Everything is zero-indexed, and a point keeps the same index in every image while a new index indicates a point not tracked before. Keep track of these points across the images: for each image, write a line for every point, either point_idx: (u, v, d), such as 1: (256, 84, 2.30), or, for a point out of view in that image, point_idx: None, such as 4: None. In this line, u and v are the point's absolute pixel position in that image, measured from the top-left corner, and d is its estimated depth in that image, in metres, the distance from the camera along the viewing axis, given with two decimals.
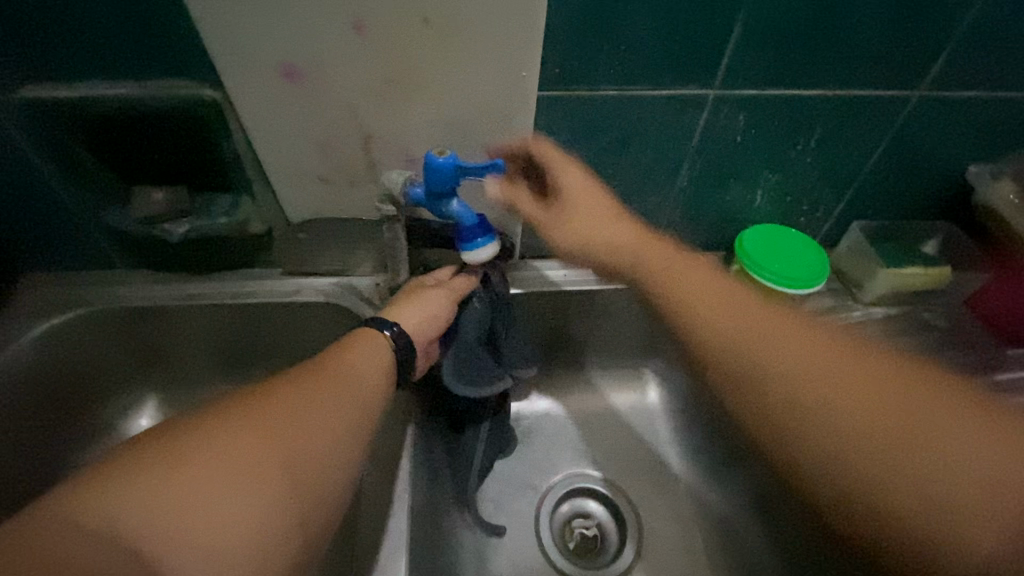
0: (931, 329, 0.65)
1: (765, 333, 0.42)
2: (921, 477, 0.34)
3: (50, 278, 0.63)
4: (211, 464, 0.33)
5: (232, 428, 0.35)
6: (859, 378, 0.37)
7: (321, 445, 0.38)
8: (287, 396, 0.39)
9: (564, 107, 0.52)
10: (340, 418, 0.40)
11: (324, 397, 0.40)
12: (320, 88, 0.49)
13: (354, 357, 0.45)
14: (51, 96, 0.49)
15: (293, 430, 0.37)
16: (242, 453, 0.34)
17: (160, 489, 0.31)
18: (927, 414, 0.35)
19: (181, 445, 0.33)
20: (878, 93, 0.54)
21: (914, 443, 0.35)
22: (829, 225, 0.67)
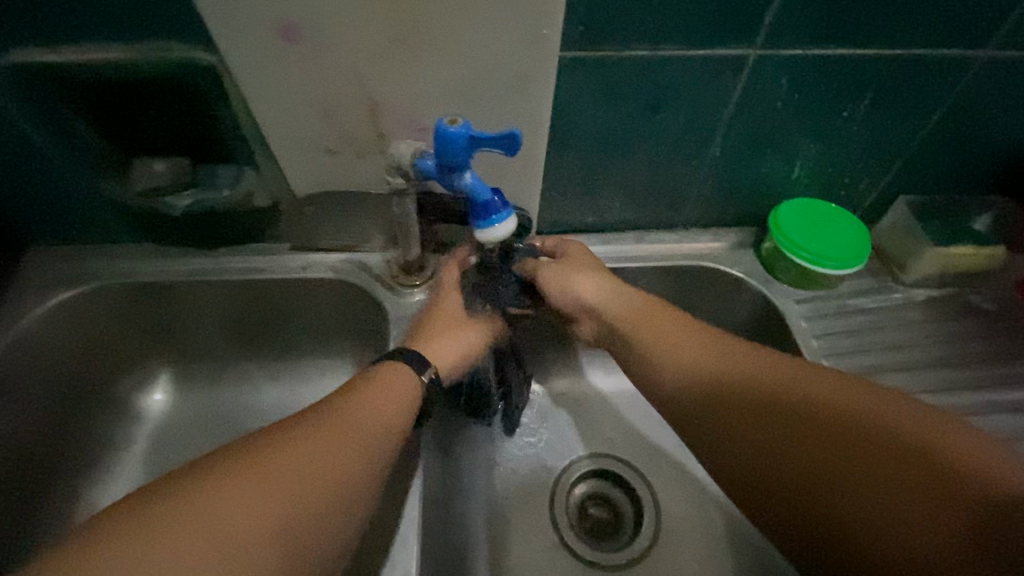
0: (977, 313, 0.61)
1: (771, 371, 0.44)
2: (893, 483, 0.36)
3: (54, 252, 0.62)
4: (217, 527, 0.33)
5: (242, 482, 0.35)
6: (839, 399, 0.40)
7: (322, 506, 0.37)
8: (298, 450, 0.38)
9: (589, 70, 0.47)
10: (341, 473, 0.39)
11: (334, 450, 0.40)
12: (321, 49, 0.45)
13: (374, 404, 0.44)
14: (39, 60, 0.46)
15: (296, 492, 0.36)
16: (252, 514, 0.34)
17: (174, 552, 0.31)
18: (926, 437, 0.37)
19: (200, 505, 0.33)
20: (941, 52, 0.49)
21: (898, 459, 0.37)
22: (871, 199, 0.62)
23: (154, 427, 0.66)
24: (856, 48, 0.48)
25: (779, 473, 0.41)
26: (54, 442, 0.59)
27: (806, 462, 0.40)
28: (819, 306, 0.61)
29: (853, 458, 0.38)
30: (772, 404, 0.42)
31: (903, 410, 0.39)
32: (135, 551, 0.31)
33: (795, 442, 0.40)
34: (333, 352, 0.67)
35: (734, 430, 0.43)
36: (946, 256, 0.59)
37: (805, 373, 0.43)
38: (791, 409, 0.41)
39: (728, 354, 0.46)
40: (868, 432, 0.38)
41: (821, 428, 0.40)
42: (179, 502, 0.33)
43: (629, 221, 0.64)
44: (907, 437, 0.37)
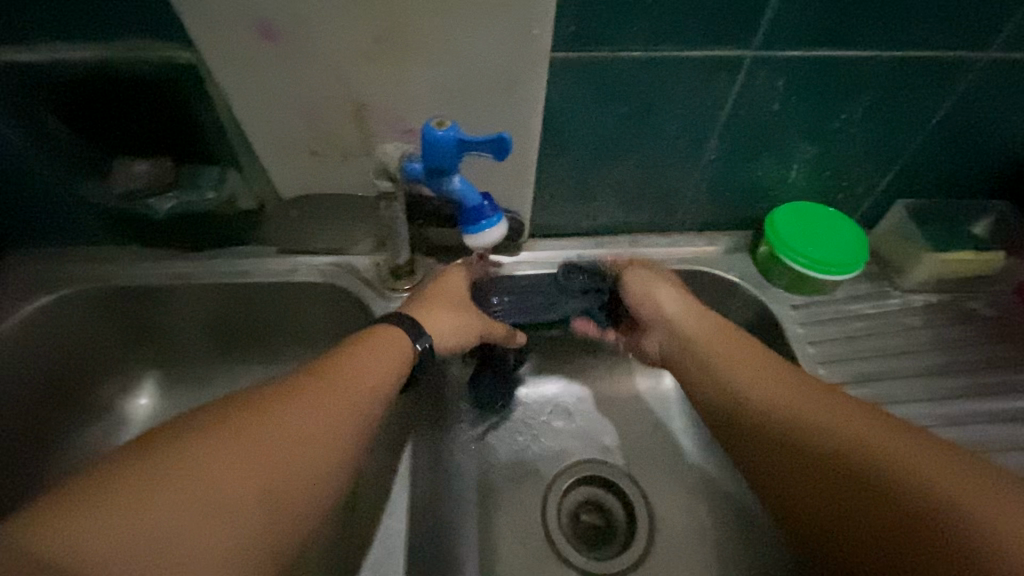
0: (975, 319, 0.60)
1: (791, 402, 0.46)
2: (893, 529, 0.39)
3: (33, 255, 0.60)
4: (190, 486, 0.33)
5: (217, 441, 0.35)
6: (851, 433, 0.43)
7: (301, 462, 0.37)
8: (279, 408, 0.39)
9: (581, 71, 0.46)
10: (324, 428, 0.39)
11: (320, 410, 0.40)
12: (305, 48, 0.44)
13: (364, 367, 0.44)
14: (11, 58, 0.45)
15: (273, 449, 0.37)
16: (220, 472, 0.34)
17: (143, 503, 0.31)
18: (933, 480, 0.38)
19: (174, 461, 0.33)
20: (942, 55, 0.47)
21: (900, 504, 0.39)
22: (868, 203, 0.61)
23: (138, 433, 0.64)
24: (855, 49, 0.47)
25: (790, 503, 0.45)
26: (34, 449, 0.57)
27: (820, 466, 0.43)
28: (816, 312, 0.60)
29: (865, 477, 0.41)
30: (788, 437, 0.45)
31: (916, 450, 0.40)
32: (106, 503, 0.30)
33: (815, 442, 0.44)
34: (323, 357, 0.66)
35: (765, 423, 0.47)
36: (944, 262, 0.58)
37: (820, 403, 0.45)
38: (802, 442, 0.45)
39: (755, 380, 0.49)
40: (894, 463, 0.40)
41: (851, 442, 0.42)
42: (151, 458, 0.33)
43: (623, 225, 0.62)
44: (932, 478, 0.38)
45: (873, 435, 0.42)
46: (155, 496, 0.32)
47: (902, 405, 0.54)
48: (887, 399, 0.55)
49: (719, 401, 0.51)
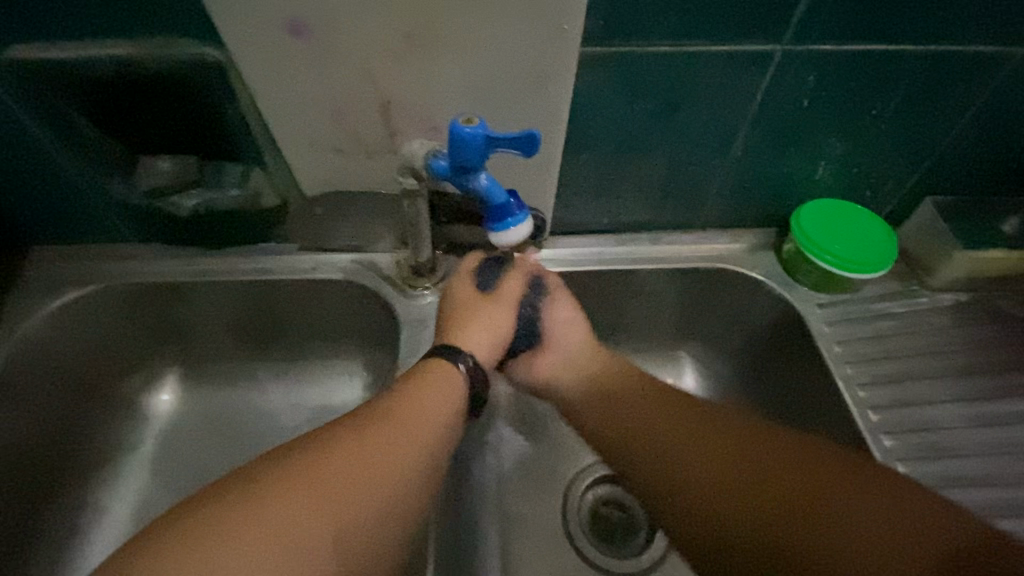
0: (1006, 318, 0.59)
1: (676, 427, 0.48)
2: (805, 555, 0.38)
3: (59, 252, 0.61)
4: (260, 541, 0.33)
5: (281, 492, 0.35)
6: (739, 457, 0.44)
7: (364, 504, 0.37)
8: (335, 452, 0.39)
9: (609, 67, 0.46)
10: (381, 467, 0.40)
11: (377, 450, 0.40)
12: (333, 45, 0.43)
13: (417, 407, 0.45)
14: (43, 57, 0.45)
15: (337, 493, 0.37)
16: (288, 525, 0.34)
17: (218, 563, 0.31)
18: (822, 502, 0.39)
19: (243, 517, 0.33)
20: (978, 48, 0.46)
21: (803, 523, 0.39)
22: (896, 200, 0.60)
23: (161, 429, 0.65)
24: (889, 44, 0.46)
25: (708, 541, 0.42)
26: (61, 444, 0.58)
27: (776, 523, 0.40)
28: (843, 311, 0.60)
29: (828, 545, 0.37)
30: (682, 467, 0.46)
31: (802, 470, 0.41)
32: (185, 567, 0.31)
33: (770, 499, 0.41)
34: (342, 355, 0.66)
35: (714, 471, 0.44)
36: (975, 260, 0.57)
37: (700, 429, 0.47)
38: (702, 470, 0.45)
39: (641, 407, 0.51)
40: (862, 532, 0.37)
41: (810, 502, 0.39)
42: (220, 517, 0.33)
43: (646, 222, 0.62)
44: (905, 549, 0.35)
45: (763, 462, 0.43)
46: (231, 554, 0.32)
47: (931, 406, 0.54)
48: (916, 399, 0.54)
49: (667, 445, 0.48)
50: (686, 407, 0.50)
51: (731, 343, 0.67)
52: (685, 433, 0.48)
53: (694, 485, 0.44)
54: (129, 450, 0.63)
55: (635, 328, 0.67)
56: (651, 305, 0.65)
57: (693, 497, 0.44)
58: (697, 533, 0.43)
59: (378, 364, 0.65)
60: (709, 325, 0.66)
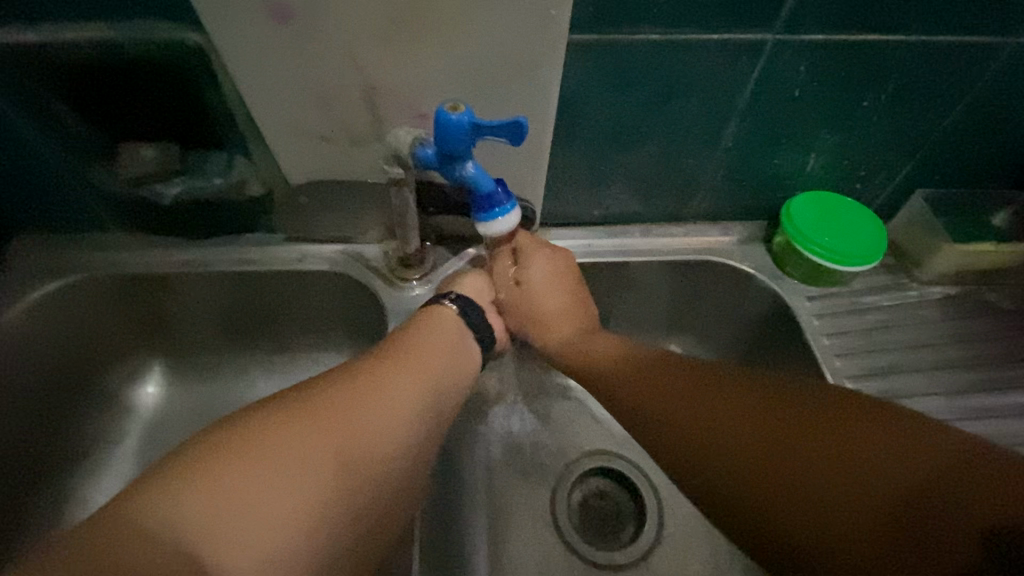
0: (994, 311, 0.59)
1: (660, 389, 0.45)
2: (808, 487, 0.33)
3: (39, 241, 0.60)
4: (273, 463, 0.33)
5: (289, 423, 0.36)
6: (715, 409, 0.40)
7: (366, 442, 0.38)
8: (341, 392, 0.40)
9: (599, 55, 0.45)
10: (383, 409, 0.41)
11: (381, 393, 0.41)
12: (316, 31, 0.43)
13: (422, 354, 0.46)
14: (17, 40, 0.44)
15: (343, 428, 0.37)
16: (296, 452, 0.35)
17: (225, 490, 0.31)
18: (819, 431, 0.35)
19: (257, 442, 0.34)
20: (970, 39, 0.46)
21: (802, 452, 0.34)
22: (886, 193, 0.60)
23: (147, 421, 0.64)
24: (881, 33, 0.45)
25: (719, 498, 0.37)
26: (43, 437, 0.57)
27: (772, 461, 0.35)
28: (831, 304, 0.60)
29: (838, 476, 0.32)
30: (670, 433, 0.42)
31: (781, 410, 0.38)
32: (200, 484, 0.31)
33: (772, 445, 0.36)
34: (331, 346, 0.65)
35: (713, 434, 0.39)
36: (963, 254, 0.57)
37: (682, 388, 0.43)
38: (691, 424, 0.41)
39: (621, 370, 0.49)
40: (874, 459, 0.32)
41: (813, 440, 0.34)
42: (234, 441, 0.34)
43: (636, 214, 0.62)
44: (917, 469, 0.30)
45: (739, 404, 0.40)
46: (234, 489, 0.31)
47: (920, 399, 0.54)
48: (904, 392, 0.54)
49: (666, 408, 0.43)
50: (686, 375, 0.45)
51: (721, 336, 0.66)
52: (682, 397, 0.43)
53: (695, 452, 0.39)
54: (114, 443, 0.62)
55: (625, 320, 0.67)
56: (640, 298, 0.65)
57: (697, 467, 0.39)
58: (704, 497, 0.38)
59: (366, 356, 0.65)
60: (699, 317, 0.66)
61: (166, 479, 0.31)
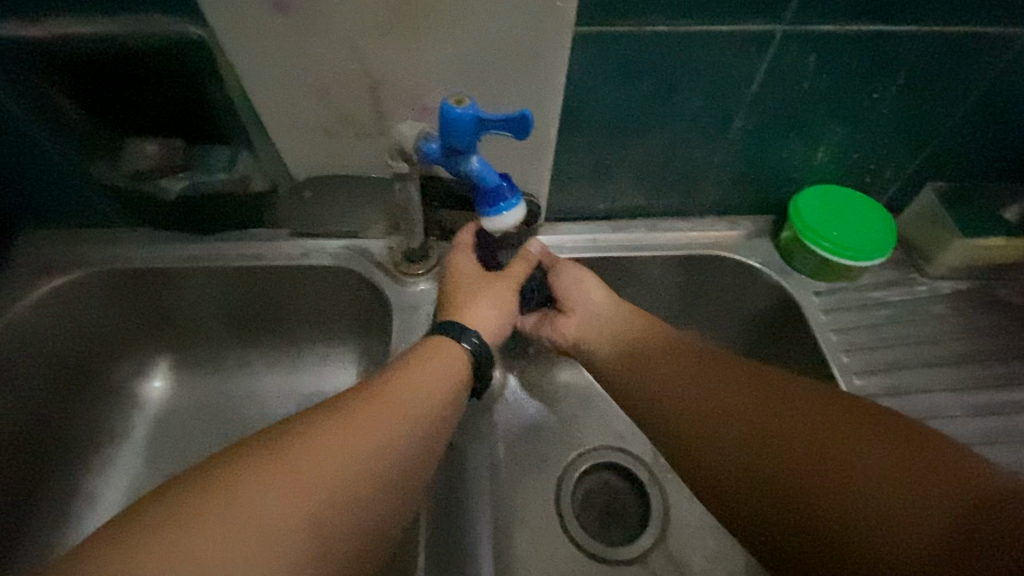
0: (1005, 306, 0.59)
1: (672, 376, 0.47)
2: (822, 477, 0.35)
3: (45, 237, 0.60)
4: (257, 508, 0.31)
5: (271, 480, 0.33)
6: (732, 401, 0.43)
7: (346, 509, 0.35)
8: (343, 429, 0.37)
9: (604, 47, 0.44)
10: (372, 470, 0.37)
11: (382, 433, 0.39)
12: (318, 23, 0.42)
13: (418, 378, 0.44)
14: (18, 35, 0.44)
15: (325, 493, 0.34)
16: (280, 513, 0.32)
17: (189, 544, 0.29)
18: (839, 429, 0.37)
19: (244, 492, 0.32)
20: (984, 29, 0.45)
21: (818, 448, 0.37)
22: (895, 186, 0.59)
23: (153, 415, 0.64)
24: (891, 24, 0.45)
25: (723, 478, 0.40)
26: (48, 433, 0.57)
27: (790, 450, 0.38)
28: (839, 299, 0.59)
29: (853, 484, 0.34)
30: (688, 413, 0.44)
31: (801, 404, 0.40)
32: (168, 534, 0.29)
33: (791, 436, 0.38)
34: (335, 342, 0.66)
35: (742, 443, 0.40)
36: (977, 248, 0.57)
37: (695, 374, 0.46)
38: (704, 407, 0.44)
39: (636, 364, 0.50)
40: (890, 463, 0.34)
41: (833, 444, 0.36)
42: (222, 493, 0.31)
43: (642, 208, 0.61)
44: (936, 486, 0.32)
45: (754, 395, 0.42)
46: (194, 540, 0.29)
47: (927, 394, 0.53)
48: (911, 388, 0.54)
49: (703, 414, 0.44)
50: (695, 363, 0.47)
51: (726, 332, 0.66)
52: (707, 400, 0.44)
53: (727, 449, 0.41)
54: (120, 438, 0.62)
55: None
56: (645, 293, 0.65)
57: (735, 474, 0.40)
58: (719, 486, 0.41)
59: (371, 351, 0.65)
60: (706, 312, 0.66)
61: (135, 540, 0.28)
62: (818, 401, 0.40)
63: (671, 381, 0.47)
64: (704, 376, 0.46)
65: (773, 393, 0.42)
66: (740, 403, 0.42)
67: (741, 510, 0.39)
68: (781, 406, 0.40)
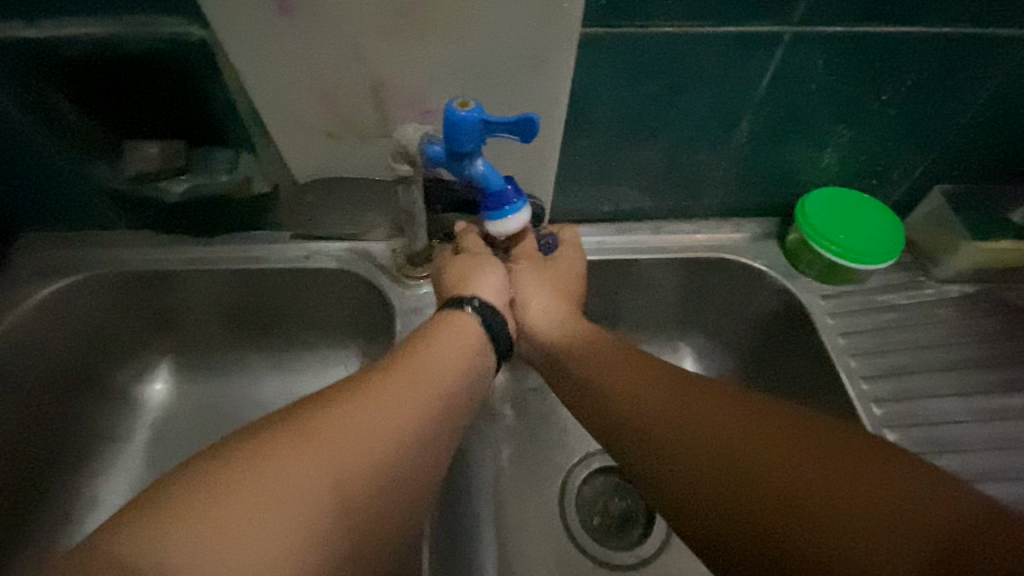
0: (1014, 310, 0.58)
1: (626, 379, 0.43)
2: (784, 496, 0.31)
3: (45, 240, 0.59)
4: (292, 465, 0.31)
5: (299, 439, 0.32)
6: (689, 406, 0.39)
7: (378, 465, 0.35)
8: (357, 394, 0.37)
9: (610, 49, 0.44)
10: (397, 431, 0.37)
11: (402, 395, 0.39)
12: (322, 26, 0.42)
13: (431, 351, 0.44)
14: (17, 36, 0.43)
15: (360, 449, 0.34)
16: (319, 469, 0.32)
17: (225, 505, 0.28)
18: (805, 443, 0.33)
19: (277, 452, 0.31)
20: (994, 30, 0.45)
21: (781, 462, 0.33)
22: (902, 189, 0.59)
23: (155, 418, 0.64)
24: (901, 24, 0.44)
25: (675, 491, 0.36)
26: (50, 436, 0.57)
27: (749, 465, 0.34)
28: (846, 302, 0.58)
29: (820, 506, 0.30)
30: (640, 418, 0.40)
31: (766, 415, 0.36)
32: (202, 497, 0.28)
33: (751, 449, 0.34)
34: (337, 344, 0.65)
35: (696, 453, 0.36)
36: (985, 252, 0.56)
37: (653, 379, 0.42)
38: (660, 412, 0.40)
39: (594, 364, 0.46)
40: (859, 483, 0.30)
41: (798, 460, 0.32)
42: (254, 456, 0.31)
43: (647, 211, 0.61)
44: (909, 515, 0.28)
45: (714, 401, 0.38)
46: (232, 498, 0.28)
47: (936, 399, 0.53)
48: (919, 393, 0.53)
49: (657, 419, 0.39)
50: (662, 368, 0.43)
51: (732, 335, 0.66)
52: (663, 405, 0.40)
53: (681, 459, 0.37)
54: (121, 441, 0.62)
55: (635, 318, 0.66)
56: (650, 296, 0.64)
57: (690, 488, 0.35)
58: (669, 500, 0.36)
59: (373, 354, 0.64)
60: (711, 316, 0.65)
61: (163, 502, 0.28)
62: (782, 413, 0.36)
63: (628, 385, 0.43)
64: (663, 380, 0.42)
65: (732, 402, 0.38)
66: (699, 408, 0.38)
67: (692, 526, 0.35)
68: (742, 415, 0.37)
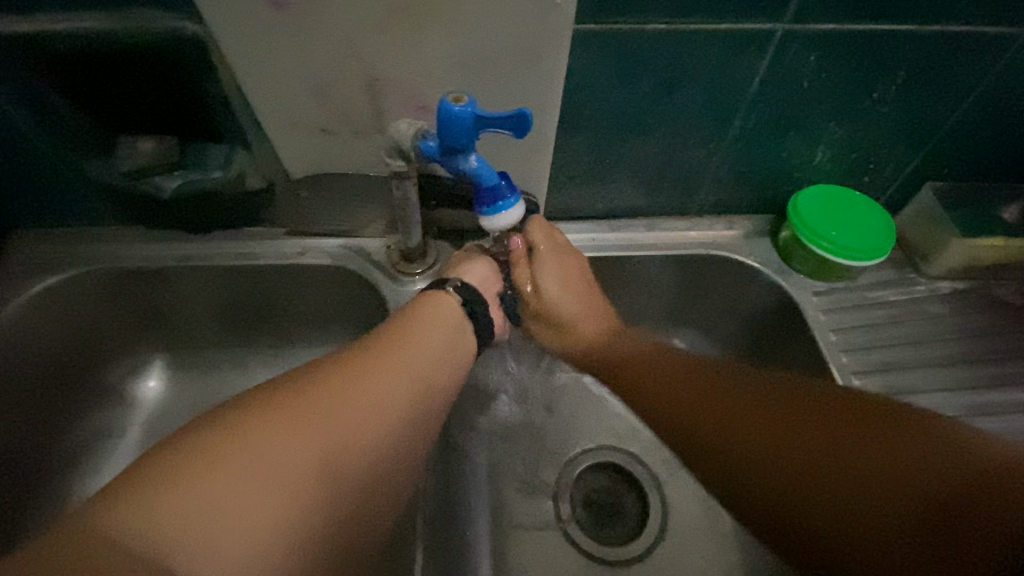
0: (1003, 306, 0.59)
1: (673, 389, 0.49)
2: (831, 486, 0.38)
3: (39, 236, 0.59)
4: (255, 458, 0.32)
5: (268, 434, 0.34)
6: (733, 414, 0.45)
7: (347, 454, 0.36)
8: (329, 387, 0.38)
9: (603, 45, 0.44)
10: (366, 421, 0.38)
11: (373, 383, 0.40)
12: (315, 20, 0.42)
13: (409, 337, 0.44)
14: (9, 30, 0.43)
15: (324, 441, 0.35)
16: (282, 464, 0.33)
17: (197, 496, 0.30)
18: (837, 435, 0.40)
19: (249, 443, 0.33)
20: (983, 29, 0.45)
21: (821, 457, 0.39)
22: (894, 187, 0.59)
23: (148, 415, 0.64)
24: (892, 22, 0.44)
25: (739, 493, 0.42)
26: (43, 433, 0.57)
27: (795, 463, 0.40)
28: (838, 299, 0.59)
29: (859, 490, 0.37)
30: (694, 427, 0.46)
31: (796, 412, 0.43)
32: (175, 488, 0.30)
33: (792, 447, 0.41)
34: (332, 341, 0.65)
35: (749, 457, 0.43)
36: (974, 248, 0.57)
37: (698, 388, 0.48)
38: (711, 420, 0.46)
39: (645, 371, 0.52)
40: (888, 462, 0.37)
41: (835, 453, 0.39)
42: (224, 448, 0.32)
43: (641, 208, 0.61)
44: (927, 481, 0.36)
45: (751, 404, 0.45)
46: (200, 491, 0.30)
47: (926, 394, 0.53)
48: (910, 388, 0.54)
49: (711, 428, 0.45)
50: (697, 378, 0.49)
51: (725, 332, 0.66)
52: (713, 413, 0.46)
53: (737, 462, 0.43)
54: (114, 437, 0.62)
55: (629, 315, 0.66)
56: (644, 292, 0.64)
57: (750, 484, 0.42)
58: (736, 498, 0.43)
59: None
60: (704, 312, 0.65)
61: (144, 490, 0.29)
62: (810, 406, 0.43)
63: (676, 394, 0.49)
64: (706, 389, 0.48)
65: (767, 403, 0.44)
66: (744, 415, 0.45)
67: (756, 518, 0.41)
68: (778, 415, 0.43)
